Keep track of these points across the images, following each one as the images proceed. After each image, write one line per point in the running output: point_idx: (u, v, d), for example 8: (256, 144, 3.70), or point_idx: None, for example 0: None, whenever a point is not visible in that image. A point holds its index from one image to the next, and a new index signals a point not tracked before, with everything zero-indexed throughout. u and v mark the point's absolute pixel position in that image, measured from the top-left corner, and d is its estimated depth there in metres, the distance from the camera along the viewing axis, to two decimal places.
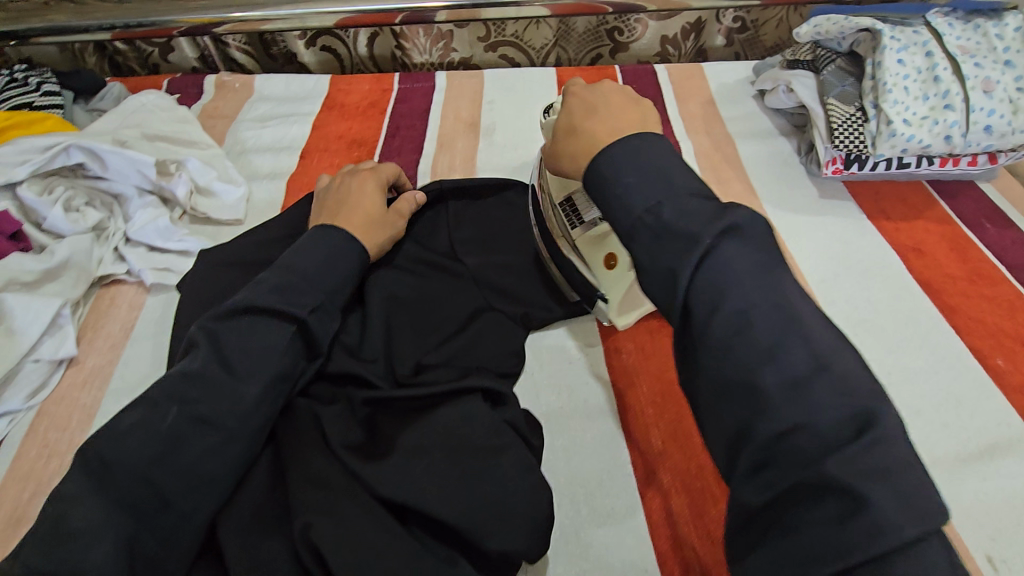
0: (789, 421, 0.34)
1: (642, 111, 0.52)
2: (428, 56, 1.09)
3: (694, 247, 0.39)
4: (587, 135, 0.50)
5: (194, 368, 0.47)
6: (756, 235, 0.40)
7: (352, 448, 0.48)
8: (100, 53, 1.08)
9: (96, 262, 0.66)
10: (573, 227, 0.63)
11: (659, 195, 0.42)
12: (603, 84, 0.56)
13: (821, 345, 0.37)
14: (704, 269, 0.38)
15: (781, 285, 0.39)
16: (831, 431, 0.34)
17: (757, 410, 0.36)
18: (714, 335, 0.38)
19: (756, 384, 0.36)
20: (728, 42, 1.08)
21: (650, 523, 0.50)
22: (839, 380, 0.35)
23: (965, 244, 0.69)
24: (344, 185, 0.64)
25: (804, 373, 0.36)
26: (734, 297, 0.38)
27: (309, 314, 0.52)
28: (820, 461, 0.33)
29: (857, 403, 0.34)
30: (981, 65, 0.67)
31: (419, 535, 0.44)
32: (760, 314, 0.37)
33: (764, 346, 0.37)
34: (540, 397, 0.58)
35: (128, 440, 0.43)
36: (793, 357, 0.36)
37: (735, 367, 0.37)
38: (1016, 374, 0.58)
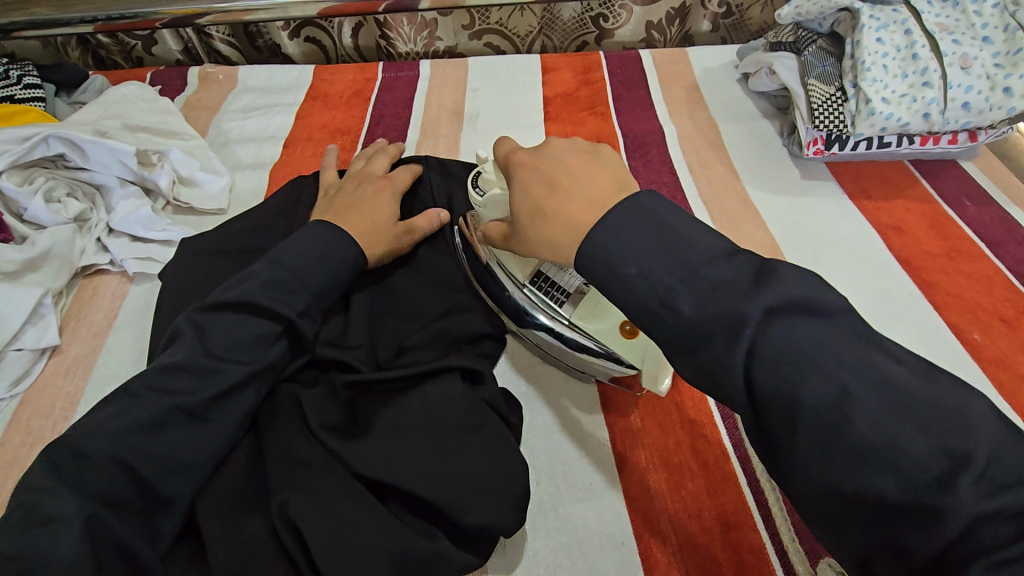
0: (943, 539, 0.30)
1: (610, 170, 0.46)
2: (413, 45, 1.08)
3: (738, 336, 0.36)
4: (563, 216, 0.44)
5: (182, 358, 0.47)
6: (808, 299, 0.36)
7: (331, 428, 0.49)
8: (84, 46, 1.07)
9: (78, 252, 0.66)
10: (560, 304, 0.54)
11: (670, 278, 0.38)
12: (550, 143, 0.50)
13: (940, 423, 0.32)
14: (759, 362, 0.35)
15: (872, 366, 0.34)
16: (986, 533, 0.29)
17: (902, 524, 0.31)
18: (821, 441, 0.33)
19: (879, 489, 0.32)
20: (713, 27, 1.08)
21: (628, 497, 0.50)
22: (984, 467, 0.31)
23: (944, 221, 0.69)
24: (358, 188, 0.65)
25: (936, 465, 0.31)
26: (817, 388, 0.34)
27: (298, 316, 0.51)
28: (973, 570, 0.29)
29: (1010, 493, 0.30)
30: (960, 42, 0.67)
31: (398, 512, 0.45)
32: (865, 395, 0.33)
33: (876, 438, 0.32)
34: (520, 377, 0.59)
35: (105, 426, 0.43)
36: (913, 447, 0.32)
37: (850, 469, 0.32)
38: (992, 347, 0.58)
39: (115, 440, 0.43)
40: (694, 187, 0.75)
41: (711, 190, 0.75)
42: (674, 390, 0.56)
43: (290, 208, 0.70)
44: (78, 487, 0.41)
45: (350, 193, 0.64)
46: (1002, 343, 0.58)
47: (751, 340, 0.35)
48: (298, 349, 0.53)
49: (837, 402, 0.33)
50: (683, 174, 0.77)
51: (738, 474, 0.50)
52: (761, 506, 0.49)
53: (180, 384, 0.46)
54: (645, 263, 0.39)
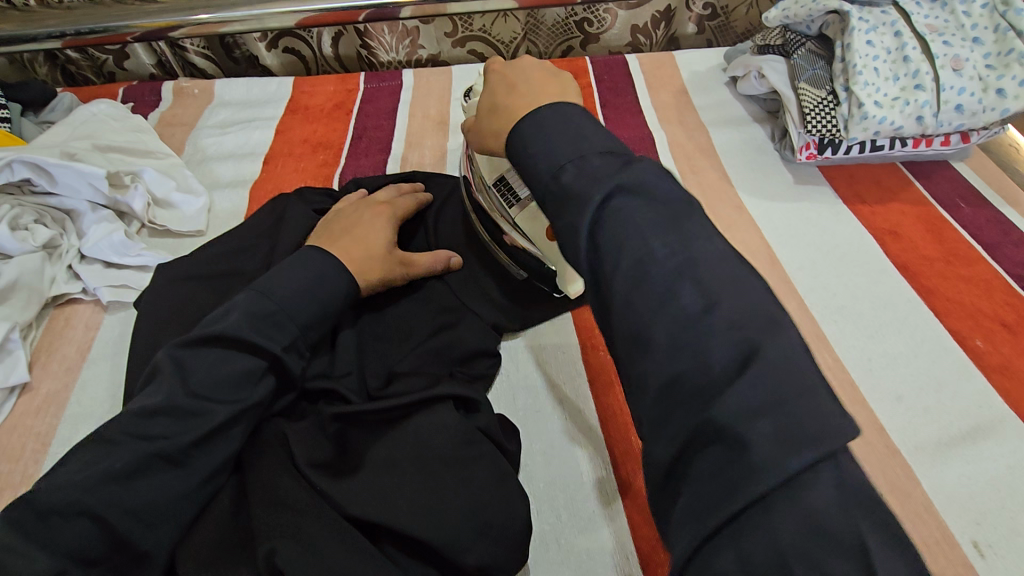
0: (676, 367, 0.31)
1: (561, 84, 0.50)
2: (395, 54, 1.06)
3: (585, 205, 0.37)
4: (507, 114, 0.48)
5: (161, 401, 0.44)
6: (651, 184, 0.37)
7: (319, 466, 0.46)
8: (52, 62, 1.03)
9: (48, 282, 0.63)
10: (510, 206, 0.61)
11: (564, 158, 0.39)
12: (522, 61, 0.54)
13: (714, 281, 0.33)
14: (602, 225, 0.36)
15: (671, 231, 0.35)
16: (718, 372, 0.30)
17: (647, 362, 0.33)
18: (612, 285, 0.35)
19: (647, 334, 0.33)
20: (699, 29, 1.07)
21: (633, 525, 0.48)
22: (735, 312, 0.32)
23: (940, 224, 0.68)
24: (358, 211, 0.62)
25: (694, 311, 0.32)
26: (632, 243, 0.35)
27: (282, 350, 0.49)
28: (712, 406, 0.30)
29: (748, 334, 0.31)
30: (950, 43, 0.66)
31: (393, 555, 0.42)
32: (660, 253, 0.34)
33: (658, 288, 0.33)
34: (516, 401, 0.56)
35: (78, 476, 0.41)
36: (680, 294, 0.33)
37: (631, 312, 0.34)
38: (995, 353, 0.57)
39: (87, 492, 0.40)
40: None
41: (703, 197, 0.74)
42: None
43: (271, 229, 0.67)
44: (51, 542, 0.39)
45: (356, 219, 0.60)
46: (1005, 349, 0.57)
47: (596, 209, 0.36)
48: (284, 383, 0.50)
49: (640, 259, 0.34)
50: None
51: None
52: None
53: (157, 428, 0.43)
54: (552, 150, 0.40)
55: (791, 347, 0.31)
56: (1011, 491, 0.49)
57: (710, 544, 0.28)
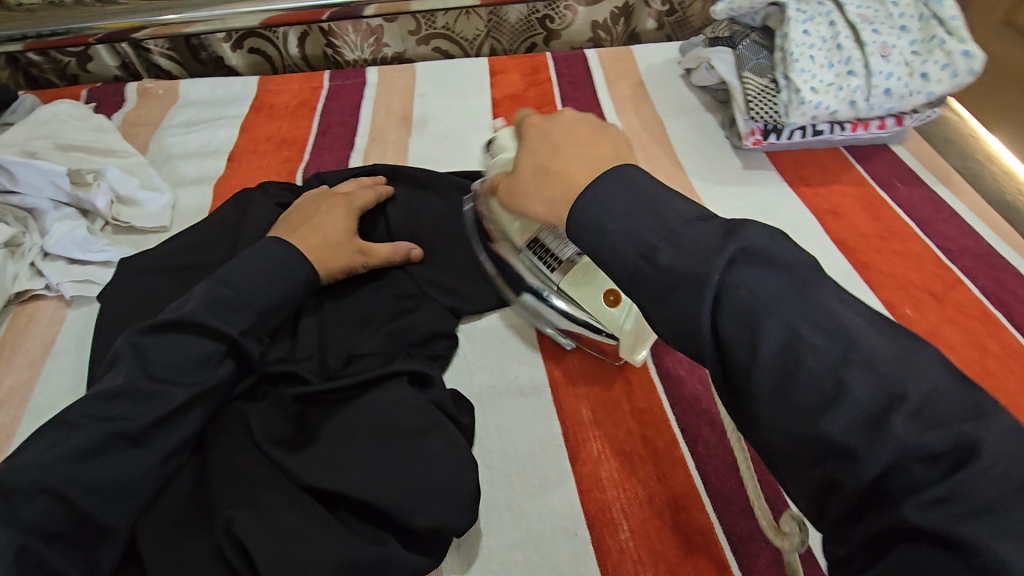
0: (870, 468, 0.28)
1: (609, 143, 0.51)
2: (361, 53, 1.07)
3: (704, 285, 0.35)
4: (565, 179, 0.47)
5: (121, 383, 0.45)
6: (775, 253, 0.35)
7: (277, 441, 0.48)
8: (13, 65, 1.02)
9: (10, 279, 0.64)
10: (552, 270, 0.57)
11: (651, 236, 0.39)
12: (563, 115, 0.54)
13: (890, 365, 0.30)
14: (726, 310, 0.35)
15: (807, 301, 0.33)
16: (918, 472, 0.28)
17: (826, 459, 0.30)
18: (760, 377, 0.33)
19: (823, 432, 0.30)
20: (658, 25, 1.10)
21: (581, 489, 0.50)
22: (922, 403, 0.29)
23: (878, 203, 0.72)
24: (318, 202, 0.64)
25: (877, 402, 0.30)
26: (771, 332, 0.33)
27: (240, 334, 0.51)
28: (903, 505, 0.28)
29: (950, 429, 0.28)
30: (879, 31, 0.70)
31: (348, 521, 0.44)
32: (812, 336, 0.32)
33: (819, 375, 0.31)
34: (472, 379, 0.58)
35: (39, 457, 0.42)
36: (857, 385, 0.30)
37: (795, 407, 0.31)
38: (923, 320, 0.60)
39: (49, 470, 0.41)
40: None
41: None
42: (624, 381, 0.57)
43: (234, 223, 0.69)
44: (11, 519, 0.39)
45: (316, 211, 0.62)
46: (932, 316, 0.61)
47: (714, 293, 0.35)
48: (242, 366, 0.52)
49: (789, 345, 0.32)
50: None
51: (686, 459, 0.52)
52: (709, 488, 0.50)
53: (116, 409, 0.45)
54: (630, 227, 0.40)
55: (1004, 436, 0.28)
56: None
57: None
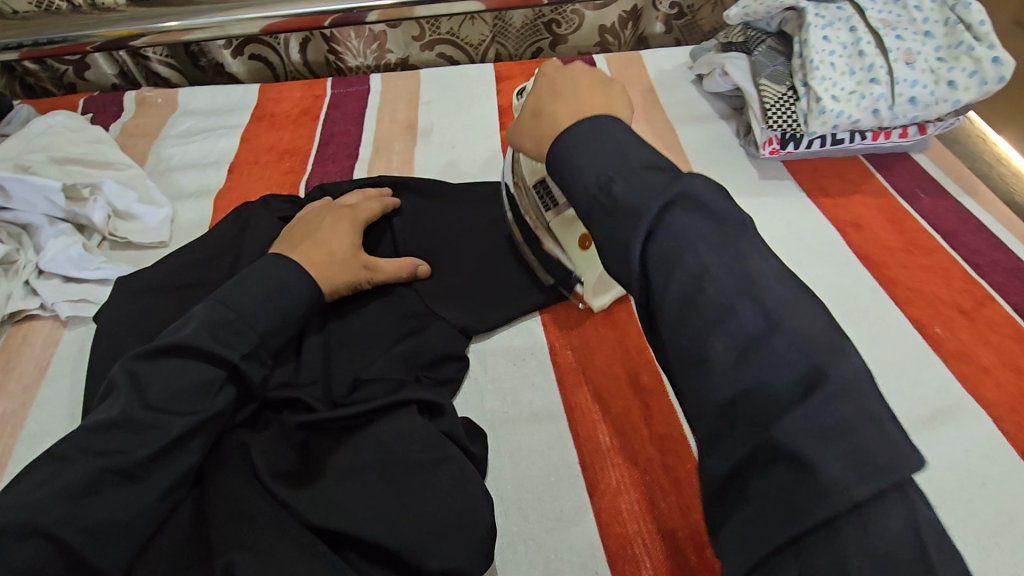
0: (738, 385, 0.32)
1: (610, 95, 0.52)
2: (363, 59, 1.05)
3: (641, 217, 0.37)
4: (553, 120, 0.49)
5: (116, 415, 0.43)
6: (712, 202, 0.37)
7: (280, 476, 0.46)
8: (10, 74, 1.01)
9: (4, 299, 0.62)
10: (547, 210, 0.63)
11: (612, 169, 0.40)
12: (576, 65, 0.55)
13: (778, 301, 0.33)
14: (653, 241, 0.36)
15: (725, 241, 0.35)
16: (780, 394, 0.31)
17: (705, 377, 0.33)
18: (667, 302, 0.35)
19: (705, 350, 0.33)
20: (667, 28, 1.08)
21: (600, 522, 0.48)
22: (798, 335, 0.32)
23: (901, 215, 0.70)
24: (320, 216, 0.61)
25: (756, 329, 0.32)
26: (683, 262, 0.35)
27: (241, 359, 0.48)
28: (770, 426, 0.30)
29: (812, 357, 0.31)
30: (903, 37, 0.68)
31: (357, 562, 0.42)
32: (718, 268, 0.34)
33: (716, 302, 0.34)
34: (484, 404, 0.56)
35: (30, 496, 0.40)
36: (744, 314, 0.33)
37: (689, 328, 0.34)
38: (954, 340, 0.58)
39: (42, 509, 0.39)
40: None
41: None
42: (641, 404, 0.55)
43: (235, 239, 0.66)
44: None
45: (320, 225, 0.59)
46: (963, 335, 0.58)
47: (650, 222, 0.37)
48: (243, 393, 0.50)
49: (698, 276, 0.34)
50: None
51: None
52: None
53: (111, 443, 0.42)
54: (597, 162, 0.41)
55: (856, 372, 0.31)
56: (970, 475, 0.50)
57: (769, 560, 0.29)
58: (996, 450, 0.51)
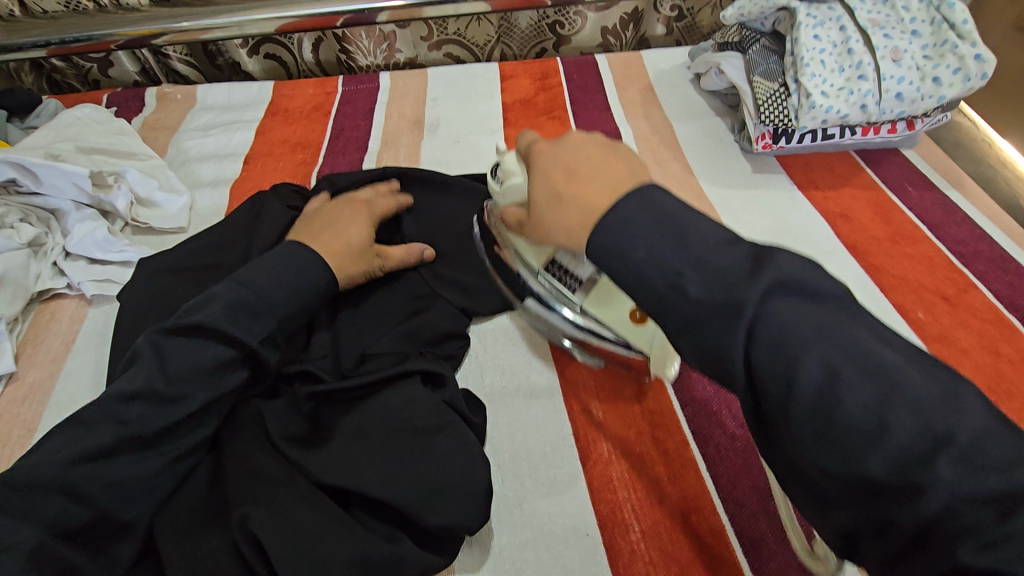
0: (922, 513, 0.29)
1: (626, 161, 0.46)
2: (373, 59, 1.09)
3: (739, 314, 0.34)
4: (580, 204, 0.43)
5: (140, 386, 0.46)
6: (807, 282, 0.35)
7: (292, 438, 0.49)
8: (38, 71, 1.06)
9: (33, 278, 0.66)
10: (573, 291, 0.56)
11: (677, 263, 0.37)
12: (571, 135, 0.50)
13: (934, 407, 0.30)
14: (756, 342, 0.34)
15: (842, 341, 0.33)
16: (976, 515, 0.28)
17: (883, 501, 0.30)
18: (799, 421, 0.32)
19: (865, 471, 0.30)
20: (668, 30, 1.11)
21: (591, 488, 0.51)
22: (968, 449, 0.29)
23: (889, 207, 0.72)
24: (337, 208, 0.64)
25: (918, 444, 0.30)
26: (810, 369, 0.32)
27: (259, 343, 0.50)
28: (960, 552, 0.27)
29: (1003, 474, 0.28)
30: (890, 36, 0.71)
31: (361, 518, 0.45)
32: (848, 373, 0.32)
33: (860, 421, 0.31)
34: (484, 379, 0.59)
35: (60, 452, 0.43)
36: (901, 429, 0.30)
37: (832, 452, 0.31)
38: (934, 324, 0.60)
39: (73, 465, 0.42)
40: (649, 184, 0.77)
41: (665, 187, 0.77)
42: (633, 382, 0.58)
43: (250, 224, 0.70)
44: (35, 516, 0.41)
45: (336, 215, 0.62)
46: (944, 320, 0.60)
47: (749, 323, 0.34)
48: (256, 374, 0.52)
49: (824, 386, 0.32)
50: None
51: (697, 459, 0.52)
52: (720, 489, 0.50)
53: (132, 414, 0.45)
54: (656, 256, 0.37)
55: None
56: None
57: None
58: None
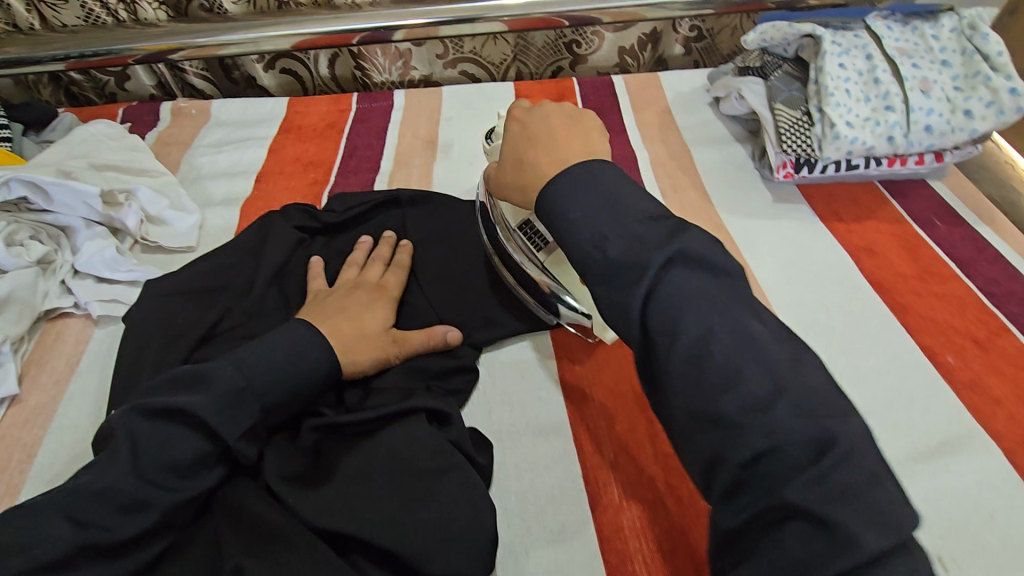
0: (753, 449, 0.35)
1: (583, 132, 0.54)
2: (389, 75, 1.09)
3: (644, 271, 0.40)
4: (535, 169, 0.52)
5: (110, 483, 0.42)
6: (710, 258, 0.40)
7: (290, 479, 0.47)
8: (56, 83, 1.07)
9: (40, 297, 0.65)
10: (538, 250, 0.62)
11: (606, 229, 0.43)
12: (544, 105, 0.57)
13: (779, 364, 0.37)
14: (654, 300, 0.40)
15: (722, 291, 0.40)
16: (794, 456, 0.34)
17: (725, 439, 0.36)
18: (672, 363, 0.38)
19: (717, 411, 0.36)
20: (686, 51, 1.09)
21: (601, 537, 0.49)
22: (800, 402, 0.36)
23: (916, 242, 0.69)
24: (350, 291, 0.61)
25: (763, 392, 0.36)
26: (690, 325, 0.38)
27: (237, 441, 0.47)
28: (783, 486, 0.34)
29: (822, 423, 0.35)
30: (919, 66, 0.69)
31: (362, 566, 0.43)
32: (720, 327, 0.38)
33: (721, 366, 0.37)
34: (491, 415, 0.57)
35: (55, 493, 0.42)
36: (752, 377, 0.37)
37: (696, 391, 0.37)
38: (965, 370, 0.58)
39: (73, 519, 0.41)
40: None
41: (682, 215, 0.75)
42: (646, 422, 0.56)
43: (259, 246, 0.69)
44: (31, 560, 0.39)
45: (348, 299, 0.60)
46: (976, 365, 0.58)
47: (650, 282, 0.40)
48: (234, 466, 0.48)
49: (701, 337, 0.38)
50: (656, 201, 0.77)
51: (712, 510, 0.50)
52: None
53: (93, 514, 0.41)
54: (588, 216, 0.44)
55: (859, 435, 0.35)
56: (978, 507, 0.49)
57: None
58: (1005, 482, 0.51)
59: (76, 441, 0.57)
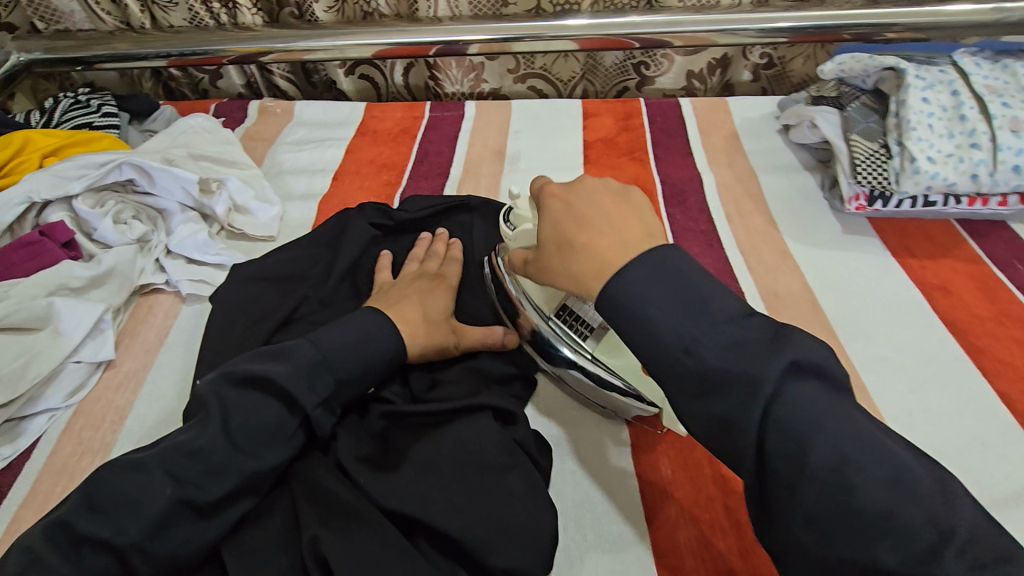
0: None
1: (635, 210, 0.49)
2: (459, 87, 1.13)
3: (760, 387, 0.37)
4: (585, 256, 0.47)
5: (203, 443, 0.45)
6: (818, 363, 0.38)
7: (363, 460, 0.50)
8: (156, 79, 1.16)
9: (138, 272, 0.71)
10: (583, 338, 0.57)
11: (694, 331, 0.40)
12: (584, 181, 0.52)
13: (935, 502, 0.33)
14: (774, 419, 0.37)
15: (847, 415, 0.36)
16: None
17: None
18: (810, 501, 0.34)
19: (873, 556, 0.32)
20: (755, 77, 1.10)
21: (656, 553, 0.49)
22: (969, 545, 0.32)
23: (994, 284, 0.67)
24: (412, 282, 0.64)
25: (926, 538, 0.32)
26: (823, 453, 0.35)
27: (316, 408, 0.50)
28: None
29: (1000, 572, 0.31)
30: (1010, 105, 0.68)
31: (426, 551, 0.45)
32: (858, 463, 0.34)
33: (872, 509, 0.33)
34: (551, 419, 0.59)
35: (155, 451, 0.45)
36: (907, 518, 0.33)
37: (841, 534, 0.33)
38: None
39: (171, 476, 0.44)
40: (731, 236, 0.75)
41: (748, 240, 0.75)
42: None
43: (335, 240, 0.73)
44: (133, 511, 0.42)
45: (410, 289, 0.62)
46: None
47: (769, 396, 0.37)
48: (309, 439, 0.51)
49: (837, 470, 0.34)
50: (721, 225, 0.77)
51: None
52: None
53: (187, 470, 0.44)
54: (676, 324, 0.41)
55: None
56: None
57: None
58: None
59: (163, 407, 0.61)
